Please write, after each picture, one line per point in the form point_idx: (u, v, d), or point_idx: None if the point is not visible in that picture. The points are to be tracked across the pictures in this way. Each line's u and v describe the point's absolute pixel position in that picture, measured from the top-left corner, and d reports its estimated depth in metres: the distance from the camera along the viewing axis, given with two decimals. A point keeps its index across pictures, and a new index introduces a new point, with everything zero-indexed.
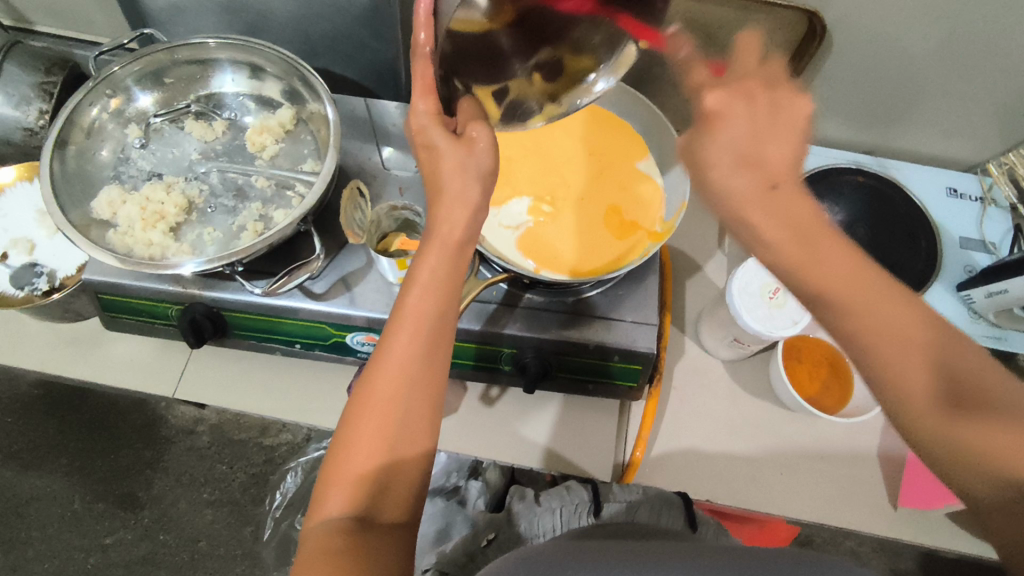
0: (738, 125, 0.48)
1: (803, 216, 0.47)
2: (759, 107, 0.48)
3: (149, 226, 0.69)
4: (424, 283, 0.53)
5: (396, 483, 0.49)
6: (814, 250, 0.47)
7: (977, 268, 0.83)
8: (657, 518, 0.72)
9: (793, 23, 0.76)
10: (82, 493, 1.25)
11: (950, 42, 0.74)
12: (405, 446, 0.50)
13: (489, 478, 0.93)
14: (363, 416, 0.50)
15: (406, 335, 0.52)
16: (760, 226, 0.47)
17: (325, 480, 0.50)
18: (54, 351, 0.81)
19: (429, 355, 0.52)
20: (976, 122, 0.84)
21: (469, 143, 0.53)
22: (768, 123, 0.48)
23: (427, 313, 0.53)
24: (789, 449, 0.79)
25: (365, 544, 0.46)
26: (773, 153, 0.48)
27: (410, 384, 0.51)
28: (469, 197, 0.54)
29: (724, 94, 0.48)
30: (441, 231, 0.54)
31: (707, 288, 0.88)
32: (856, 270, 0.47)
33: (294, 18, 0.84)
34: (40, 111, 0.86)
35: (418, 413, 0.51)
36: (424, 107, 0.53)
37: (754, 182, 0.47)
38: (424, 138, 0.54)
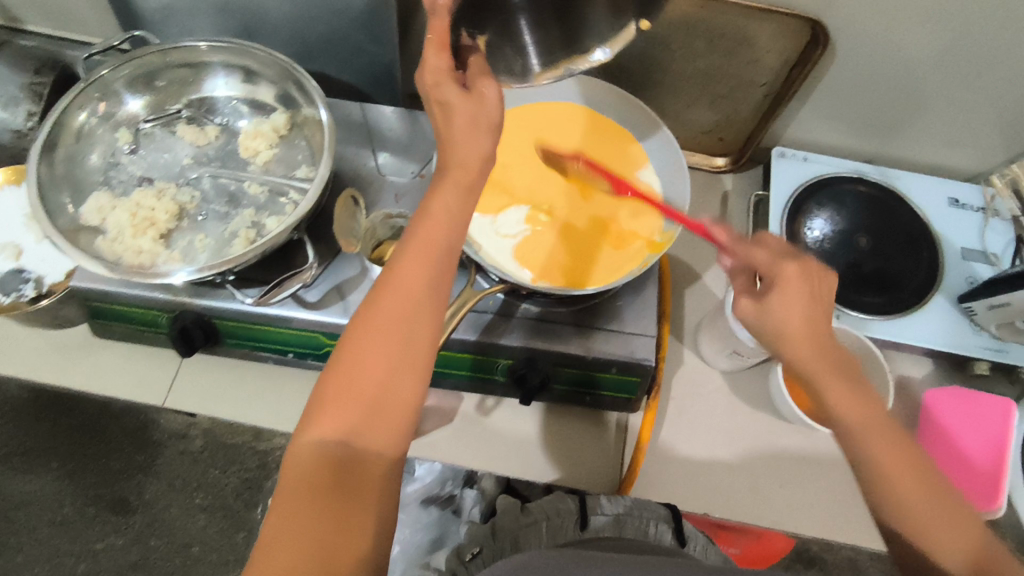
0: (802, 283, 0.50)
1: (833, 353, 0.49)
2: (800, 278, 0.50)
3: (139, 232, 0.68)
4: (439, 215, 0.50)
5: (387, 415, 0.47)
6: (841, 390, 0.48)
7: (980, 280, 0.82)
8: (644, 530, 0.73)
9: (795, 29, 0.75)
10: (72, 498, 1.23)
11: (952, 47, 0.73)
12: (402, 377, 0.48)
13: (483, 485, 0.86)
14: (366, 337, 0.47)
15: (416, 263, 0.49)
16: (794, 346, 0.49)
17: (320, 397, 0.47)
18: (43, 358, 0.80)
19: (436, 286, 0.49)
20: (979, 131, 0.84)
21: (479, 98, 0.51)
22: (817, 294, 0.50)
23: (439, 245, 0.50)
24: (787, 462, 0.78)
25: (355, 479, 0.45)
26: (826, 310, 0.50)
27: (416, 313, 0.48)
28: (482, 147, 0.51)
29: (801, 266, 0.50)
30: (455, 172, 0.51)
31: (706, 297, 0.87)
32: (867, 407, 0.48)
33: (289, 19, 0.82)
34: (29, 113, 0.84)
35: (420, 344, 0.48)
36: (436, 64, 0.50)
37: (807, 317, 0.49)
38: (437, 95, 0.51)
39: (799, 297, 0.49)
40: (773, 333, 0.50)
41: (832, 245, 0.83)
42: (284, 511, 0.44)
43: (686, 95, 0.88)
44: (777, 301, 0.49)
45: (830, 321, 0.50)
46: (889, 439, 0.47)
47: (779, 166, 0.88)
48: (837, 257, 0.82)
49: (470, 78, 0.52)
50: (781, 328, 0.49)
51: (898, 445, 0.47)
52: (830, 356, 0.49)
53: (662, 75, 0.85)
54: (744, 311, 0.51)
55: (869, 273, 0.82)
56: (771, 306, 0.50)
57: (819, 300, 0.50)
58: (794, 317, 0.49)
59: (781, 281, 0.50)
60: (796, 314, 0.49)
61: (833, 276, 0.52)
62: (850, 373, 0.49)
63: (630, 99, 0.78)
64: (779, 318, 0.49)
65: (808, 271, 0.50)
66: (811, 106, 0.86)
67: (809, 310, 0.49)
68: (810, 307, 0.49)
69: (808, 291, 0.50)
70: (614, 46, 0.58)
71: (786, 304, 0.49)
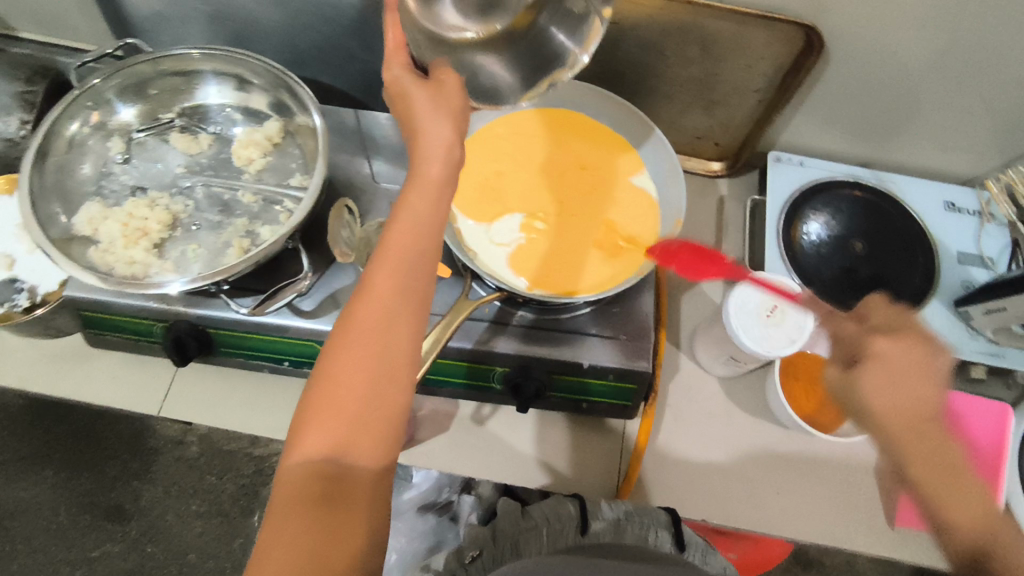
0: (887, 362, 0.49)
1: (939, 442, 0.48)
2: (892, 356, 0.50)
3: (131, 243, 0.68)
4: (406, 219, 0.50)
5: (370, 425, 0.46)
6: (945, 484, 0.46)
7: (976, 284, 0.82)
8: (645, 537, 0.70)
9: (789, 35, 0.75)
10: (67, 506, 1.22)
11: (947, 52, 0.73)
12: (383, 385, 0.47)
13: (481, 492, 0.84)
14: (345, 349, 0.47)
15: (387, 270, 0.48)
16: (888, 423, 0.48)
17: (303, 413, 0.46)
18: (36, 368, 0.79)
19: (409, 289, 0.49)
20: (975, 135, 0.83)
21: (439, 86, 0.53)
22: (908, 373, 0.49)
23: (408, 248, 0.49)
24: (785, 468, 0.78)
25: (344, 492, 0.44)
26: (925, 394, 0.48)
27: (393, 321, 0.48)
28: (444, 136, 0.51)
29: (888, 342, 0.51)
30: (421, 171, 0.51)
31: (702, 302, 0.87)
32: (972, 503, 0.45)
33: (282, 27, 0.82)
34: (21, 121, 0.83)
35: (399, 351, 0.48)
36: (396, 59, 0.54)
37: (895, 397, 0.48)
38: (396, 87, 0.53)
39: (884, 369, 0.49)
40: (868, 409, 0.49)
41: (828, 251, 0.83)
42: (274, 527, 0.43)
43: (681, 101, 0.87)
44: (863, 374, 0.49)
45: (939, 398, 0.49)
46: (964, 492, 0.46)
47: (775, 171, 0.88)
48: (832, 262, 0.82)
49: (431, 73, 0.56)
50: (859, 393, 0.50)
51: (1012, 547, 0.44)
52: (920, 432, 0.47)
53: (656, 81, 0.85)
54: (830, 377, 0.53)
55: (863, 278, 0.81)
56: (858, 382, 0.50)
57: (913, 370, 0.49)
58: (886, 392, 0.48)
59: (865, 358, 0.51)
60: (879, 381, 0.49)
61: (946, 356, 0.50)
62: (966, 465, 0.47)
63: (623, 104, 0.76)
64: (870, 393, 0.49)
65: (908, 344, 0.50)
66: (807, 111, 0.86)
67: (896, 386, 0.48)
68: (909, 391, 0.48)
69: (899, 372, 0.49)
70: (590, 46, 0.56)
71: (867, 370, 0.50)
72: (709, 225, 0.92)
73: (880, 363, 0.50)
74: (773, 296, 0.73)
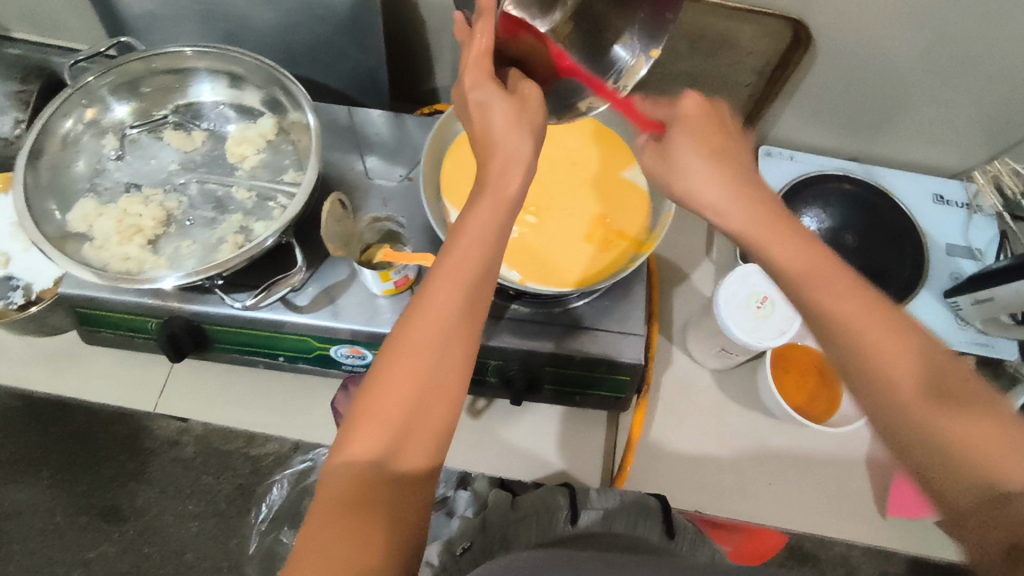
0: (698, 132, 0.55)
1: (763, 213, 0.52)
2: (698, 117, 0.55)
3: (126, 239, 0.68)
4: (472, 237, 0.50)
5: (417, 435, 0.45)
6: (775, 241, 0.50)
7: (965, 275, 0.83)
8: (634, 527, 0.71)
9: (777, 31, 0.76)
10: (63, 506, 1.22)
11: (933, 47, 0.74)
12: (433, 398, 0.46)
13: (477, 488, 0.82)
14: (398, 357, 0.47)
15: (450, 286, 0.48)
16: (702, 194, 0.53)
17: (352, 418, 0.46)
18: (31, 367, 0.79)
19: (469, 307, 0.49)
20: (961, 128, 0.84)
21: (524, 101, 0.52)
22: (720, 139, 0.55)
23: (472, 266, 0.49)
24: (775, 458, 0.79)
25: (383, 498, 0.43)
26: (736, 161, 0.54)
27: (448, 335, 0.48)
28: (522, 152, 0.51)
29: (692, 105, 0.56)
30: (494, 185, 0.51)
31: (694, 296, 0.88)
32: (810, 267, 0.49)
33: (274, 26, 0.82)
34: (16, 121, 0.84)
35: (451, 366, 0.47)
36: (477, 67, 0.52)
37: (712, 171, 0.53)
38: (475, 95, 0.52)
39: (713, 166, 0.53)
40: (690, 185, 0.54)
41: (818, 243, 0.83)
42: (314, 527, 0.42)
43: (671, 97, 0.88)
44: (671, 144, 0.55)
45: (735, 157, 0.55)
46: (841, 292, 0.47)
47: (768, 165, 0.89)
48: None
49: (512, 85, 0.54)
50: (808, 286, 0.48)
51: (852, 300, 0.46)
52: (745, 201, 0.52)
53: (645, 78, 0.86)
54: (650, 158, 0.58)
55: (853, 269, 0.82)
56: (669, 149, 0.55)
57: (717, 137, 0.55)
58: (687, 159, 0.54)
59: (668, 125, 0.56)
60: (686, 156, 0.54)
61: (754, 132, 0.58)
62: (794, 231, 0.51)
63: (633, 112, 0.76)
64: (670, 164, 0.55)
65: (706, 112, 0.56)
66: (796, 106, 0.87)
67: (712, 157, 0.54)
68: (717, 156, 0.54)
69: (705, 138, 0.54)
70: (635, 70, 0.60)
71: (698, 164, 0.54)
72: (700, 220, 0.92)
73: (686, 132, 0.55)
74: (765, 289, 0.74)
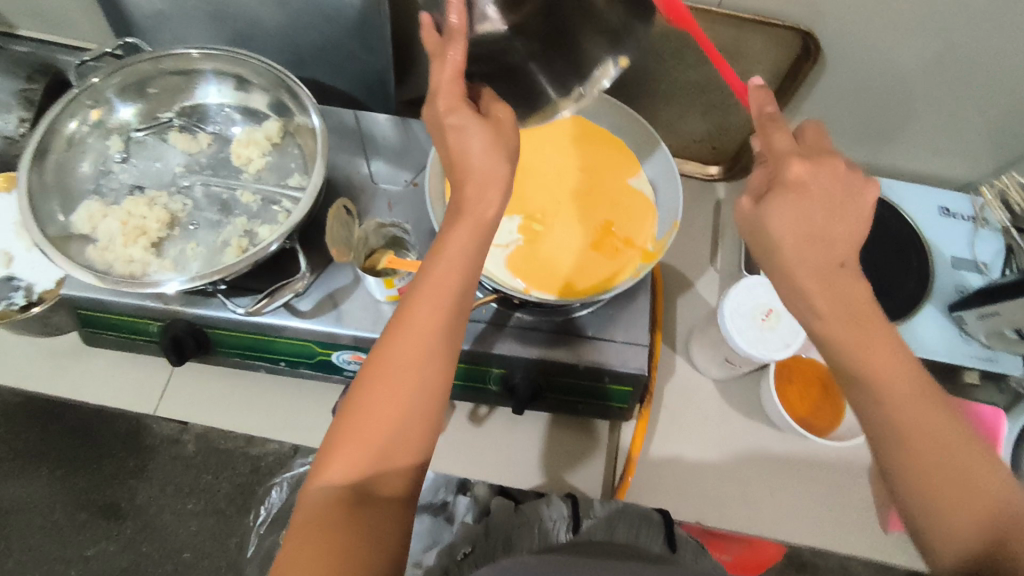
0: (806, 192, 0.49)
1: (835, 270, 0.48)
2: (816, 175, 0.49)
3: (130, 241, 0.68)
4: (451, 259, 0.50)
5: (395, 454, 0.46)
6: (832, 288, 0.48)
7: (969, 289, 0.83)
8: (635, 536, 0.69)
9: (787, 40, 0.76)
10: (63, 503, 1.21)
11: (943, 57, 0.74)
12: (413, 419, 0.47)
13: (477, 493, 0.80)
14: (379, 379, 0.47)
15: (429, 307, 0.49)
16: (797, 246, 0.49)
17: (333, 440, 0.47)
18: (34, 367, 0.79)
19: (446, 327, 0.49)
20: (969, 140, 0.84)
21: (497, 123, 0.52)
22: (826, 204, 0.49)
23: (450, 287, 0.50)
24: (777, 469, 0.79)
25: (364, 516, 0.44)
26: (838, 231, 0.49)
27: (427, 357, 0.48)
28: (499, 175, 0.52)
29: (803, 165, 0.49)
30: (473, 208, 0.52)
31: (698, 305, 0.87)
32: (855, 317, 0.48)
33: (282, 27, 0.82)
34: (21, 120, 0.83)
35: (430, 385, 0.48)
36: (450, 89, 0.51)
37: (799, 225, 0.49)
38: (452, 119, 0.51)
39: (820, 253, 0.48)
40: (789, 244, 0.49)
41: None
42: (295, 548, 0.43)
43: (678, 104, 0.88)
44: (772, 197, 0.49)
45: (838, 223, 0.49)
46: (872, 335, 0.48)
47: None
48: None
49: (485, 104, 0.53)
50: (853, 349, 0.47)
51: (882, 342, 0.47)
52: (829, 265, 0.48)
53: (653, 84, 0.85)
54: (745, 206, 0.52)
55: None
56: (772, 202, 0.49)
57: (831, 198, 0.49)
58: (786, 213, 0.49)
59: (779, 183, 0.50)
60: (791, 209, 0.49)
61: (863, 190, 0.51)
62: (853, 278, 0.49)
63: (637, 121, 0.78)
64: (780, 218, 0.49)
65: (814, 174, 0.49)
66: (803, 116, 0.87)
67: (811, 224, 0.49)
68: (819, 223, 0.49)
69: (808, 201, 0.49)
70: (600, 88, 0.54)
71: (788, 220, 0.49)
72: (705, 229, 0.92)
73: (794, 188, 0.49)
74: (769, 301, 0.74)
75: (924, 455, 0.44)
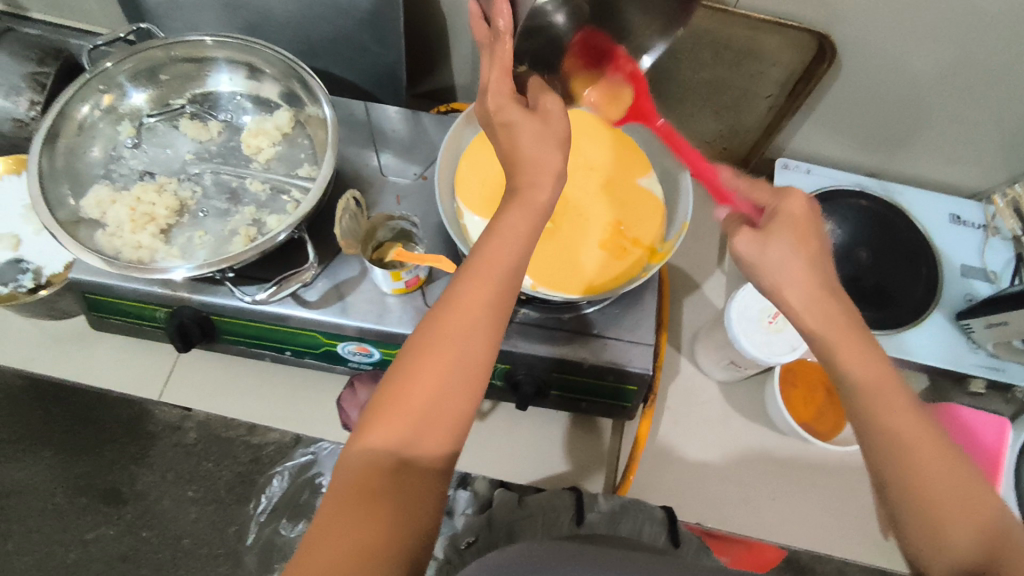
0: (790, 235, 0.53)
1: (824, 294, 0.51)
2: (801, 217, 0.53)
3: (139, 227, 0.68)
4: (504, 237, 0.49)
5: (436, 428, 0.45)
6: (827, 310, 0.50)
7: (978, 297, 0.82)
8: (639, 530, 0.70)
9: (801, 43, 0.76)
10: (63, 487, 1.22)
11: (957, 65, 0.73)
12: (456, 394, 0.46)
13: (478, 488, 0.83)
14: (426, 349, 0.47)
15: (479, 283, 0.48)
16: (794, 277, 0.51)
17: (374, 407, 0.46)
18: (39, 350, 0.79)
19: (495, 304, 0.48)
20: (982, 148, 0.83)
21: (545, 116, 0.52)
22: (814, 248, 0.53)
23: (502, 264, 0.49)
24: (779, 473, 0.79)
25: (400, 488, 0.43)
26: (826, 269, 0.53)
27: (474, 332, 0.47)
28: (551, 161, 0.51)
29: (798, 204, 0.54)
30: (529, 190, 0.50)
31: (704, 306, 0.87)
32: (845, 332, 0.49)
33: (295, 17, 0.82)
34: (31, 102, 0.83)
35: (474, 361, 0.47)
36: (498, 88, 0.52)
37: (793, 257, 0.52)
38: (501, 117, 0.51)
39: (816, 283, 0.51)
40: (787, 280, 0.51)
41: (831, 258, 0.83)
42: (332, 509, 0.42)
43: (690, 105, 0.88)
44: (768, 238, 0.53)
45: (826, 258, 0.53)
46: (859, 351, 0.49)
47: (783, 177, 0.88)
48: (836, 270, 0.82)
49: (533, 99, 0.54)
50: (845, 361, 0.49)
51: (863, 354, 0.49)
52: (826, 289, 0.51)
53: (666, 84, 0.85)
54: (744, 245, 0.54)
55: (867, 288, 0.81)
56: (768, 243, 0.53)
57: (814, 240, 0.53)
58: (781, 249, 0.52)
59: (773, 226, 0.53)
60: (786, 247, 0.52)
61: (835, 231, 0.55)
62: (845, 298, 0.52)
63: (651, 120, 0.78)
64: (777, 260, 0.52)
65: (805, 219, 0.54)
66: (814, 119, 0.87)
67: (810, 261, 0.52)
68: (816, 260, 0.52)
69: (797, 243, 0.52)
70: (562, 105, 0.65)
71: (791, 256, 0.52)
72: (713, 231, 0.92)
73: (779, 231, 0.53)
74: (775, 304, 0.74)
75: (914, 461, 0.44)
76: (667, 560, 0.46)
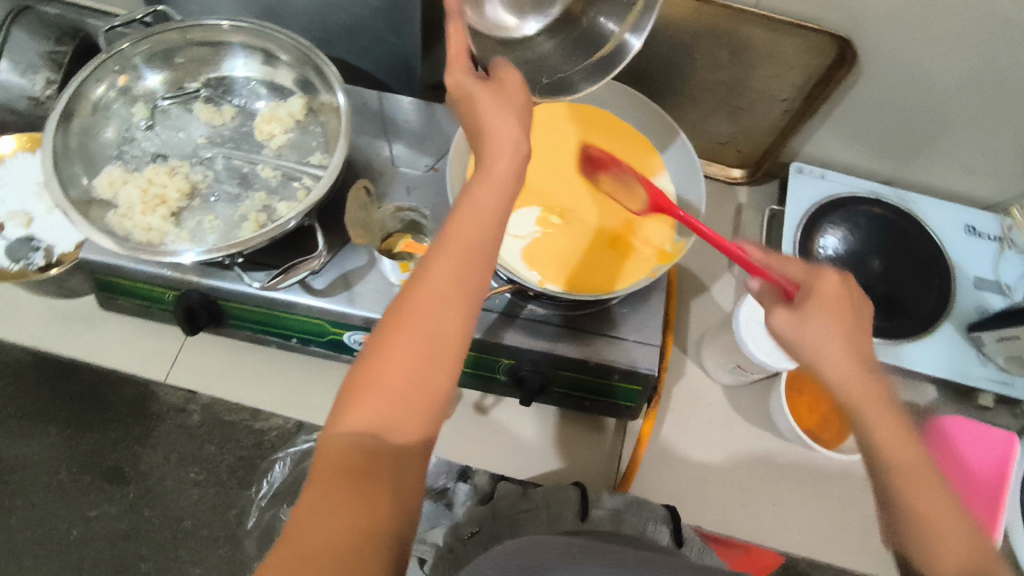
0: (830, 320, 0.51)
1: (843, 341, 0.51)
2: (833, 295, 0.52)
3: (149, 210, 0.68)
4: (471, 212, 0.50)
5: (413, 405, 0.45)
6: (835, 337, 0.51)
7: (990, 310, 0.82)
8: (642, 528, 0.69)
9: (823, 47, 0.75)
10: (67, 464, 1.23)
11: (980, 75, 0.72)
12: (433, 370, 0.46)
13: (478, 482, 0.78)
14: (399, 326, 0.47)
15: (449, 259, 0.48)
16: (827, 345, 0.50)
17: (350, 388, 0.46)
18: (48, 327, 0.80)
19: (464, 278, 0.48)
20: (1001, 159, 0.82)
21: (499, 88, 0.53)
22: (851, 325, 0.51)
23: (470, 238, 0.49)
24: (781, 479, 0.78)
25: (381, 466, 0.43)
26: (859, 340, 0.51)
27: (448, 308, 0.47)
28: (509, 130, 0.51)
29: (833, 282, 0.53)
30: (492, 165, 0.51)
31: (712, 309, 0.87)
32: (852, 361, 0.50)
33: (311, 4, 0.82)
34: (47, 80, 0.84)
35: (449, 336, 0.47)
36: (455, 66, 0.53)
37: (825, 322, 0.51)
38: (460, 92, 0.52)
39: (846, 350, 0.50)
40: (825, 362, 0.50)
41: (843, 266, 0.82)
42: (317, 492, 0.42)
43: (705, 106, 0.87)
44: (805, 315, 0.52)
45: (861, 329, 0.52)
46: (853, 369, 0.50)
47: (798, 182, 0.87)
48: None
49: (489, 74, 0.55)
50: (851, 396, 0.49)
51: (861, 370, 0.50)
52: (851, 342, 0.51)
53: (682, 84, 0.85)
54: (780, 323, 0.53)
55: (878, 297, 0.80)
56: (805, 320, 0.51)
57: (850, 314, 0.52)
58: (816, 324, 0.51)
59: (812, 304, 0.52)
60: (821, 323, 0.51)
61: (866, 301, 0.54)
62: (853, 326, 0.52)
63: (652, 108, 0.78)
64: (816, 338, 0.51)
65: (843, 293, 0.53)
66: (831, 125, 0.86)
67: (843, 334, 0.51)
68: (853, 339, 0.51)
69: (836, 321, 0.51)
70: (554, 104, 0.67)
71: (823, 327, 0.51)
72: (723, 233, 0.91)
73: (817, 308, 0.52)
74: None
75: (911, 474, 0.46)
76: (668, 560, 0.46)
